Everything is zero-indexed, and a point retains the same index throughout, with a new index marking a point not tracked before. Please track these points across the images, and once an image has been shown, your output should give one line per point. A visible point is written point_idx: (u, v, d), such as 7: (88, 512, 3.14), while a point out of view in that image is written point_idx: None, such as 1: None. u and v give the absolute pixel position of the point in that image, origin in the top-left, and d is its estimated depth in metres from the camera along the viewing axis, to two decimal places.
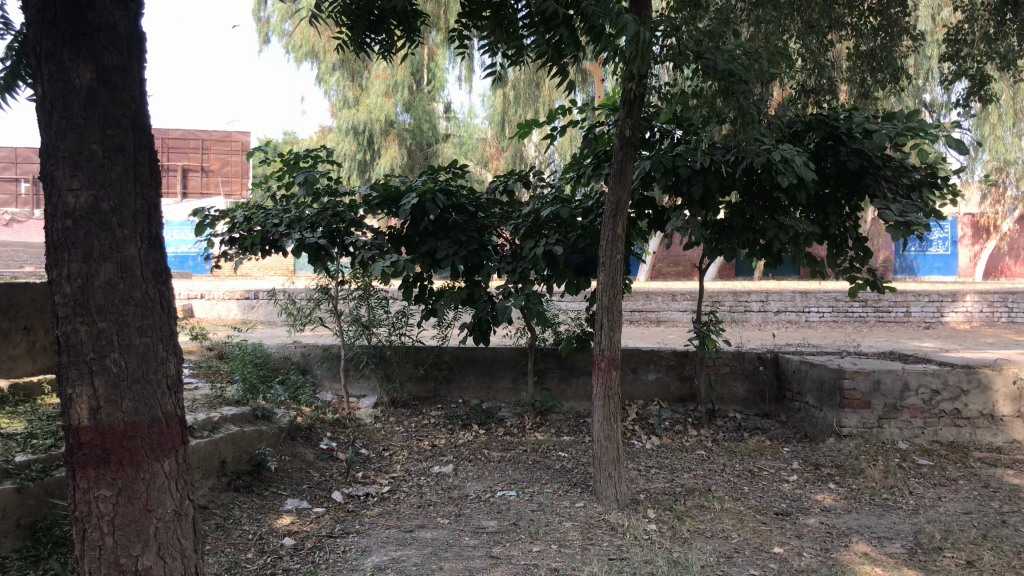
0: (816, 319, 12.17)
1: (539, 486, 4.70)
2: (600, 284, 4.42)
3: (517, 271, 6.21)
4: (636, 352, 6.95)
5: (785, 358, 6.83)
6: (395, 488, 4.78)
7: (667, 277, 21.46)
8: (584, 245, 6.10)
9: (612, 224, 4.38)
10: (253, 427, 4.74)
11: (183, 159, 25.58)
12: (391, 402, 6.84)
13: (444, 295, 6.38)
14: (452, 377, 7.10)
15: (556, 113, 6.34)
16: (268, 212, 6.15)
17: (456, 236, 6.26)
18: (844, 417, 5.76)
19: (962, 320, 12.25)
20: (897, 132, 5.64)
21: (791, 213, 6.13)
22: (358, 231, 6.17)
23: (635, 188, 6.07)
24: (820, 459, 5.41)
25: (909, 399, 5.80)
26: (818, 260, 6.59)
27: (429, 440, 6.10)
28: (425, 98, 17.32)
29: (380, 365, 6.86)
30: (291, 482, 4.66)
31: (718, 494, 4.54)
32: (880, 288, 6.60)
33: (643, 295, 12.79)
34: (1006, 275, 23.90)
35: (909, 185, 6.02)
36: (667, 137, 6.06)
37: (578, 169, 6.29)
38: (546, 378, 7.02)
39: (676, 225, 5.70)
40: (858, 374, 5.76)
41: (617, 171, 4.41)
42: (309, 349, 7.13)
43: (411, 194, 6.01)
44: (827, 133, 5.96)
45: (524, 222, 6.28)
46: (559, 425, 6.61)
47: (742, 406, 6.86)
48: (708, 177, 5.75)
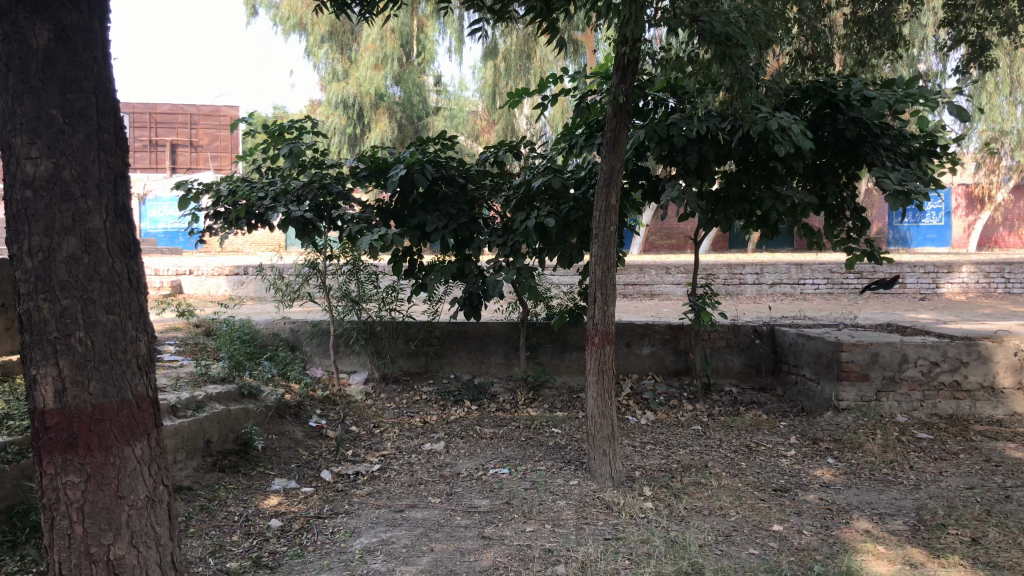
0: (811, 291, 12.09)
1: (532, 463, 4.61)
2: (594, 257, 4.28)
3: (508, 244, 6.07)
4: (630, 326, 6.85)
5: (781, 331, 6.73)
6: (386, 466, 4.68)
7: (661, 250, 21.38)
8: (577, 217, 5.96)
9: (605, 194, 4.24)
10: (239, 405, 4.62)
11: (171, 134, 25.27)
12: (381, 378, 6.72)
13: (435, 270, 6.26)
14: (443, 352, 7.00)
15: (548, 82, 6.18)
16: (252, 185, 6.00)
17: (445, 208, 6.13)
18: (841, 390, 5.68)
19: (958, 291, 12.16)
20: (896, 98, 5.50)
21: (787, 183, 6.00)
22: (345, 204, 6.03)
23: (628, 159, 5.94)
24: (818, 433, 5.32)
25: (908, 371, 5.71)
26: (815, 231, 6.48)
27: (420, 416, 6.00)
28: (416, 71, 16.96)
29: (370, 341, 6.73)
30: (279, 461, 4.55)
31: (715, 470, 4.45)
32: (878, 259, 6.50)
33: (637, 268, 12.67)
34: (1001, 246, 23.85)
35: (908, 154, 5.89)
36: (661, 106, 5.91)
37: (570, 139, 6.14)
38: (539, 353, 6.91)
39: (671, 195, 5.58)
40: (856, 347, 5.67)
41: (610, 139, 4.28)
42: (298, 325, 7.00)
43: (399, 165, 5.87)
44: (825, 101, 5.82)
45: (515, 194, 6.15)
46: (552, 401, 6.52)
47: (737, 380, 6.78)
48: (704, 146, 5.61)
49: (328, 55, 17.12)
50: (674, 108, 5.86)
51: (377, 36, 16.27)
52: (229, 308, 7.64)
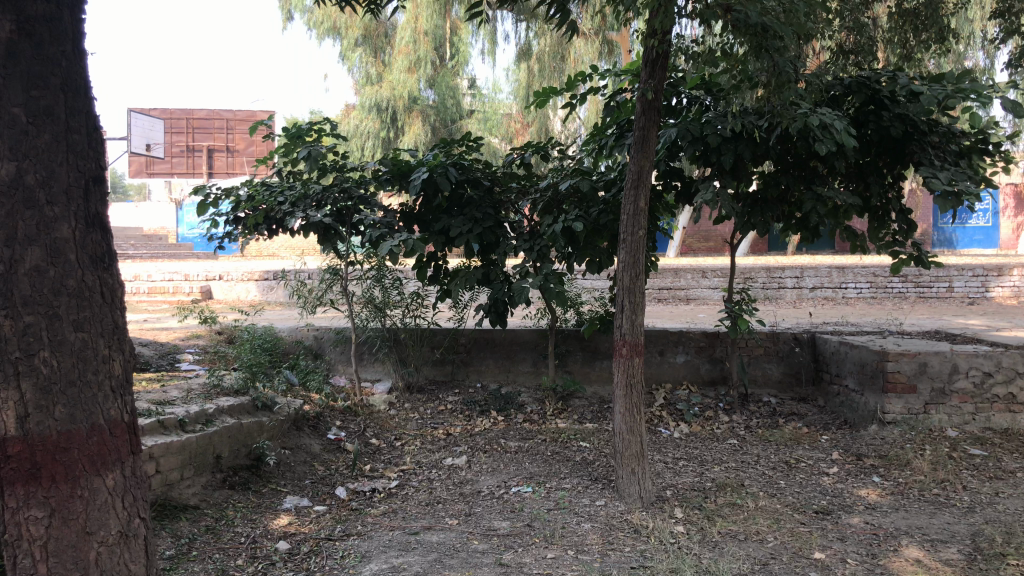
0: (854, 295, 11.69)
1: (558, 481, 4.37)
2: (622, 262, 4.04)
3: (535, 249, 5.84)
4: (663, 333, 6.59)
5: (822, 339, 6.43)
6: (404, 483, 4.49)
7: (699, 252, 21.02)
8: (607, 221, 5.72)
9: (633, 197, 4.00)
10: (252, 418, 4.47)
11: (208, 139, 25.37)
12: (406, 387, 6.53)
13: (460, 275, 6.05)
14: (470, 361, 6.80)
15: (576, 80, 5.95)
16: (272, 189, 5.84)
17: (471, 212, 5.92)
18: (887, 403, 5.36)
19: (1009, 295, 11.68)
20: (946, 93, 5.19)
21: (829, 183, 5.70)
22: (367, 208, 5.85)
23: (660, 159, 5.68)
24: (862, 449, 5.02)
25: (959, 382, 5.38)
26: (857, 234, 6.17)
27: (444, 428, 5.80)
28: (450, 73, 16.89)
29: (394, 348, 6.55)
30: (292, 477, 4.38)
31: (752, 490, 4.19)
32: (925, 263, 6.18)
33: (672, 272, 12.38)
34: None
35: (959, 152, 5.57)
36: (694, 104, 5.65)
37: (600, 140, 5.91)
38: (568, 361, 6.68)
39: (705, 197, 5.31)
40: (902, 356, 5.36)
41: (639, 139, 4.03)
42: (321, 332, 6.85)
43: (422, 168, 5.68)
44: (868, 97, 5.52)
45: (543, 197, 5.93)
46: (582, 411, 6.28)
47: (776, 390, 6.49)
48: (740, 145, 5.34)
49: (362, 59, 17.10)
50: (708, 106, 5.61)
51: (411, 39, 16.11)
52: (251, 316, 7.49)
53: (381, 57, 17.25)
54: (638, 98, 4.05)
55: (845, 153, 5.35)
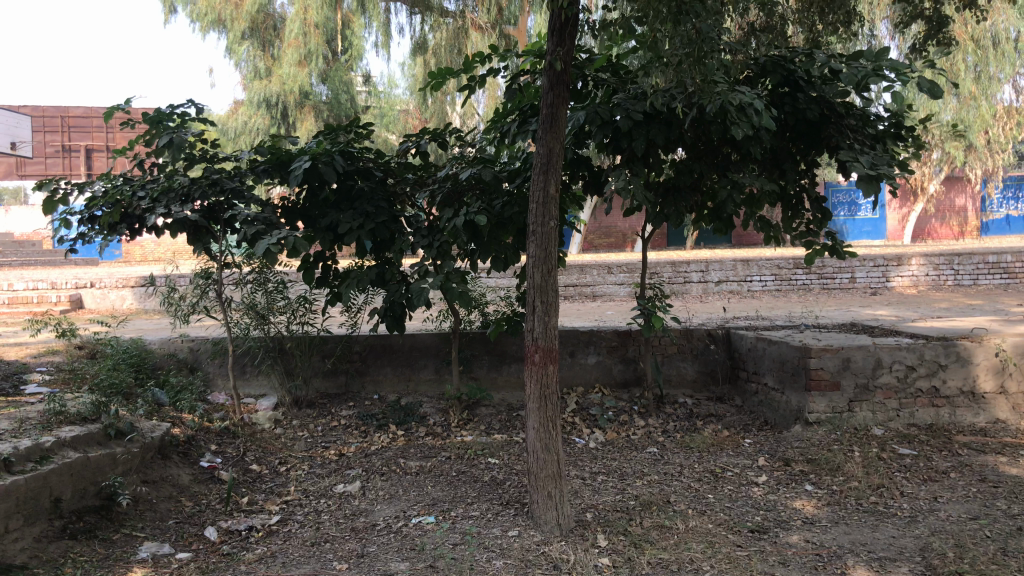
0: (759, 288, 11.62)
1: (464, 507, 3.86)
2: (531, 257, 3.57)
3: (435, 246, 5.28)
4: (573, 334, 6.18)
5: (737, 335, 6.14)
6: (287, 518, 3.90)
7: (600, 249, 20.87)
8: (512, 214, 5.25)
9: (543, 184, 3.53)
10: (102, 450, 3.75)
11: (85, 138, 23.76)
12: (293, 403, 5.90)
13: (350, 276, 5.46)
14: (366, 370, 6.23)
15: (474, 62, 5.44)
16: (131, 182, 5.12)
17: (361, 206, 5.34)
18: (810, 401, 5.08)
19: (907, 285, 11.82)
20: (864, 73, 4.85)
21: (744, 170, 5.38)
22: (242, 203, 5.20)
23: (567, 146, 5.23)
24: (787, 453, 4.70)
25: (883, 378, 5.13)
26: (771, 224, 5.90)
27: (336, 447, 5.21)
28: (343, 68, 15.82)
29: (280, 360, 5.92)
30: (152, 518, 3.71)
31: (680, 508, 3.78)
32: (840, 253, 5.95)
33: (577, 268, 12.05)
34: (933, 238, 23.98)
35: (875, 136, 5.33)
36: (602, 86, 5.23)
37: (501, 127, 5.45)
38: (473, 366, 6.19)
39: (618, 186, 4.89)
40: (825, 352, 5.08)
41: (547, 118, 3.56)
42: (197, 343, 6.17)
43: (303, 157, 5.06)
44: (783, 77, 5.22)
45: (442, 188, 5.40)
46: (489, 421, 5.79)
47: (691, 390, 6.15)
48: (652, 129, 4.95)
49: (250, 52, 16.20)
50: (617, 88, 5.19)
51: (300, 31, 15.04)
52: (118, 328, 6.72)
53: (270, 51, 16.37)
54: (546, 70, 3.59)
55: (762, 137, 5.02)
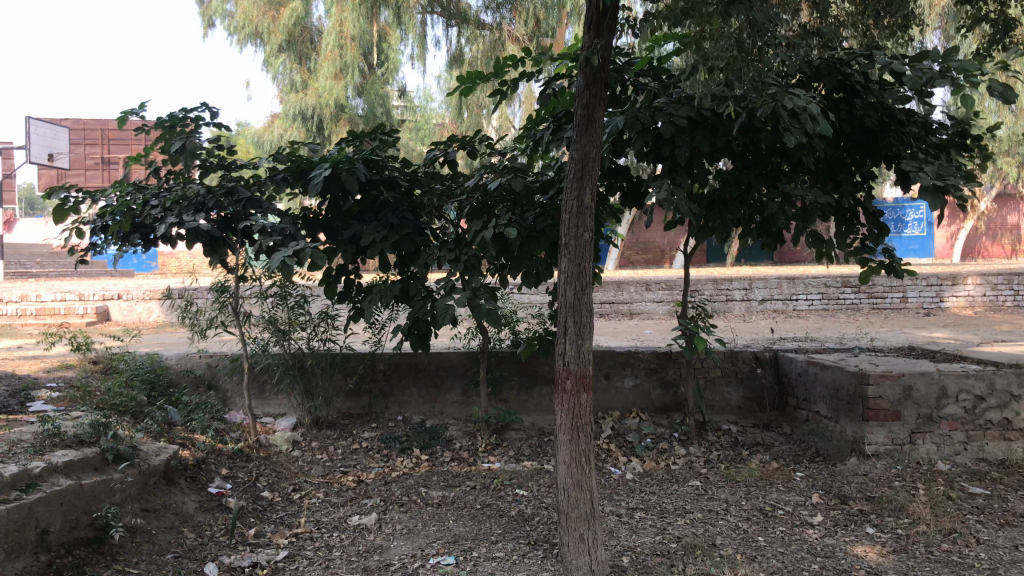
0: (805, 307, 11.17)
1: (488, 547, 3.52)
2: (563, 273, 3.24)
3: (462, 260, 4.91)
4: (609, 354, 5.84)
5: (786, 359, 5.75)
6: (295, 554, 3.59)
7: (637, 265, 20.47)
8: (545, 226, 4.92)
9: (577, 192, 3.20)
10: (98, 476, 3.47)
11: (124, 151, 23.92)
12: (314, 423, 5.62)
13: (373, 291, 5.16)
14: (390, 390, 5.92)
15: (506, 65, 5.13)
16: (145, 191, 4.88)
17: (385, 217, 5.06)
18: (868, 433, 4.67)
19: (963, 305, 11.27)
20: (929, 77, 4.41)
21: (795, 181, 4.99)
22: (259, 213, 4.93)
23: (605, 155, 4.90)
24: (844, 489, 4.29)
25: (948, 408, 4.70)
26: (823, 239, 5.51)
27: (355, 473, 4.90)
28: (380, 80, 15.65)
29: (300, 378, 5.64)
30: (148, 552, 3.41)
31: (727, 553, 3.39)
32: (898, 272, 5.55)
33: (614, 284, 11.68)
34: (983, 256, 23.23)
35: (938, 145, 4.91)
36: (642, 90, 4.90)
37: (533, 135, 5.14)
38: (502, 388, 5.86)
39: (658, 197, 4.53)
40: (884, 379, 4.67)
41: (582, 118, 3.24)
42: (216, 360, 5.92)
43: (323, 165, 4.78)
44: (838, 81, 4.84)
45: (471, 199, 5.09)
46: (519, 447, 5.44)
47: (735, 416, 5.76)
48: (696, 136, 4.59)
49: (286, 66, 16.09)
50: (658, 94, 4.85)
51: (337, 44, 14.61)
52: (129, 342, 6.46)
53: (307, 65, 16.27)
54: (581, 67, 3.27)
55: (815, 146, 4.63)
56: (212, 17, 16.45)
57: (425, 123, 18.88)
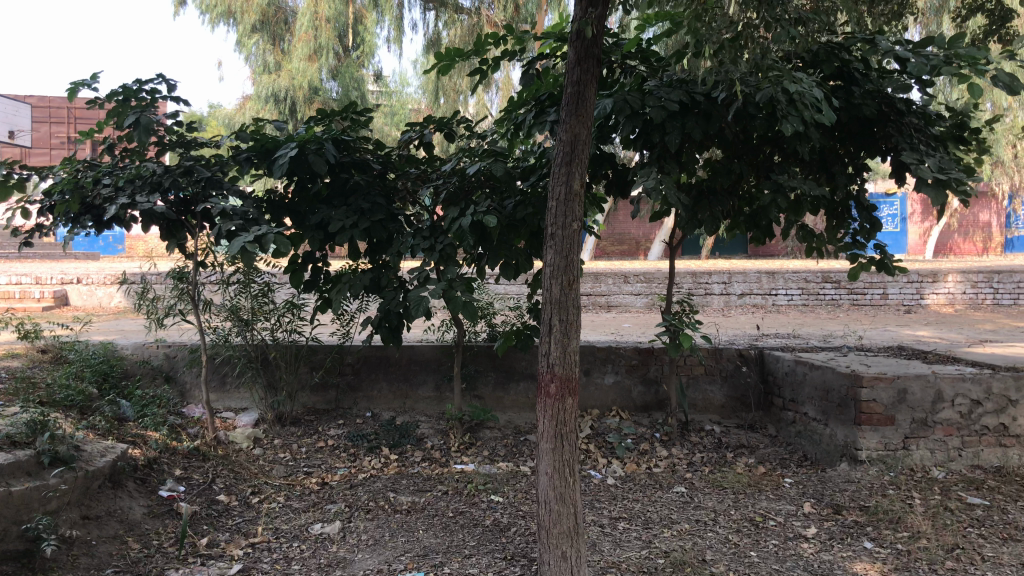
0: (785, 302, 11.04)
1: (461, 562, 3.25)
2: (548, 266, 2.98)
3: (436, 249, 4.62)
4: (589, 350, 5.59)
5: (772, 357, 5.54)
6: (251, 567, 3.29)
7: (612, 257, 20.28)
8: (525, 215, 4.64)
9: (565, 178, 2.94)
10: (32, 482, 3.16)
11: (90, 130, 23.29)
12: (277, 419, 5.31)
13: (341, 281, 4.85)
14: (359, 385, 5.63)
15: (486, 43, 4.83)
16: (96, 170, 4.53)
17: (356, 202, 4.75)
18: (860, 437, 4.46)
19: (943, 303, 11.16)
20: (934, 64, 4.16)
21: (788, 172, 4.75)
22: (220, 195, 4.59)
23: (590, 141, 4.62)
24: (836, 498, 4.08)
25: (943, 412, 4.50)
26: (814, 234, 5.29)
27: (319, 474, 4.61)
28: (354, 64, 15.22)
29: (263, 371, 5.33)
30: (86, 566, 3.11)
31: (718, 571, 3.15)
32: (890, 269, 5.34)
33: (591, 276, 11.45)
34: (956, 253, 23.30)
35: (937, 138, 4.68)
36: (630, 73, 4.63)
37: (514, 119, 4.86)
38: (477, 384, 5.59)
39: (647, 185, 4.25)
40: (878, 382, 4.46)
41: (572, 96, 2.98)
42: (174, 350, 5.59)
43: (290, 145, 4.46)
44: (836, 68, 4.59)
45: (448, 184, 4.79)
46: (493, 446, 5.18)
47: (719, 416, 5.54)
48: (688, 122, 4.33)
49: (260, 47, 15.67)
50: (647, 77, 4.59)
51: (311, 25, 14.37)
52: (79, 331, 6.07)
53: (280, 46, 15.84)
54: (572, 42, 3.02)
55: (811, 135, 4.39)
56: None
57: (400, 108, 18.50)
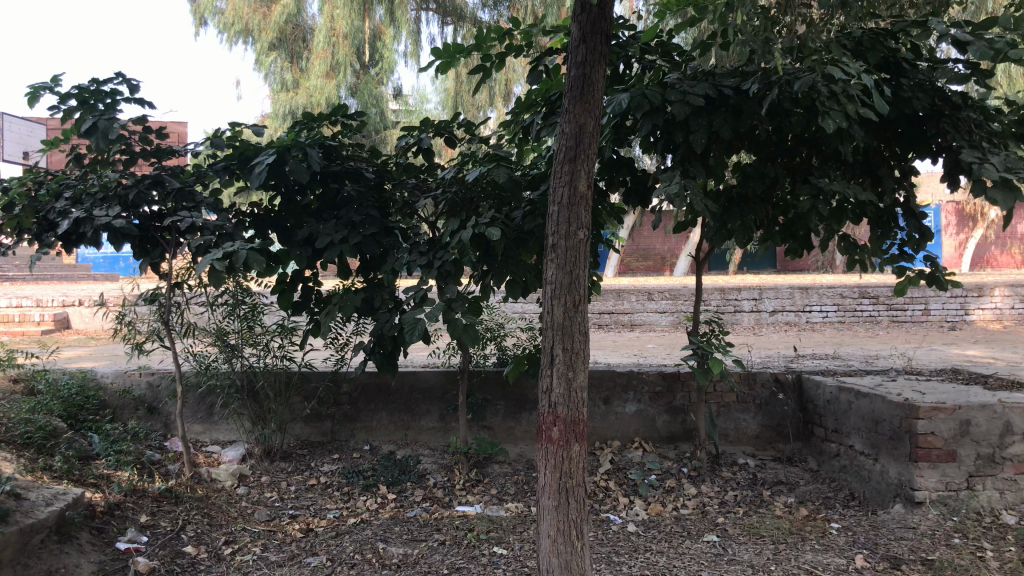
0: (819, 319, 10.47)
1: None
2: (550, 284, 2.55)
3: (435, 265, 4.13)
4: (609, 376, 5.08)
5: (811, 383, 5.00)
6: None
7: (638, 273, 19.74)
8: (533, 226, 4.14)
9: (568, 178, 2.50)
10: None
11: None
12: (265, 454, 4.83)
13: (331, 302, 4.37)
14: (356, 415, 5.15)
15: (489, 38, 4.35)
16: (58, 182, 4.09)
17: (346, 215, 4.28)
18: (918, 476, 3.90)
19: (990, 319, 10.54)
20: (1002, 47, 3.60)
21: (829, 175, 4.22)
22: (193, 208, 4.14)
23: (604, 143, 4.11)
24: (892, 550, 3.53)
25: (1014, 447, 3.95)
26: (857, 246, 4.74)
27: (306, 517, 4.12)
28: (372, 81, 14.52)
29: (250, 402, 4.86)
30: None
31: None
32: (943, 284, 4.78)
33: (613, 293, 10.91)
34: (994, 266, 22.51)
35: (998, 135, 4.13)
36: (650, 68, 4.13)
37: (521, 122, 4.38)
38: (486, 413, 5.10)
39: (670, 190, 3.74)
40: (937, 413, 3.92)
41: (576, 80, 2.55)
42: (158, 379, 5.07)
43: (268, 152, 4.03)
44: (883, 57, 4.06)
45: (447, 194, 4.32)
46: (503, 483, 4.67)
47: (753, 448, 5.01)
48: (714, 119, 3.82)
49: (278, 64, 15.20)
50: (668, 72, 4.09)
51: (327, 41, 13.86)
52: (52, 359, 5.58)
53: (301, 66, 15.27)
54: (577, 16, 2.59)
55: (855, 132, 3.86)
56: (201, 14, 15.57)
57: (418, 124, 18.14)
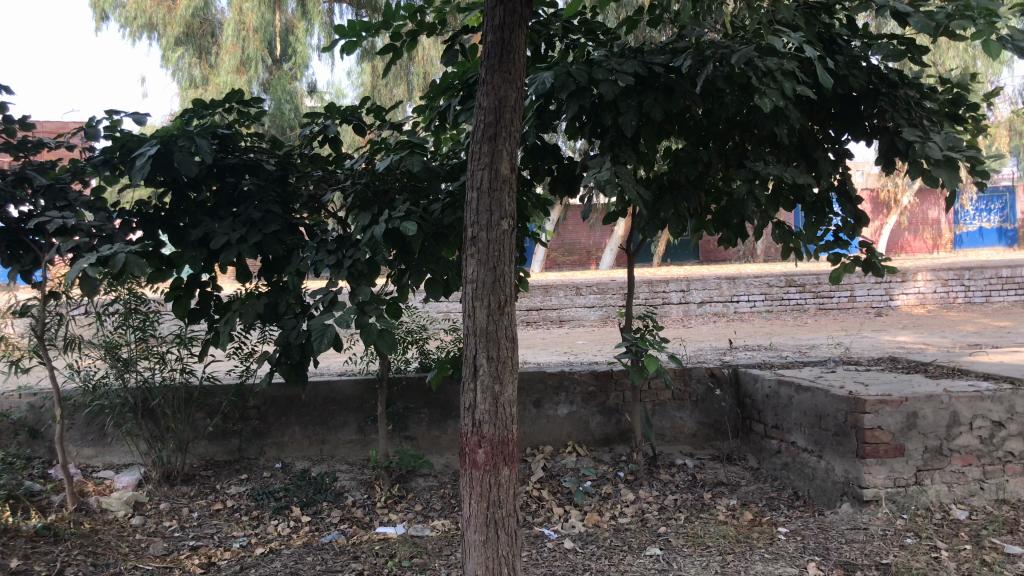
0: (747, 309, 10.40)
1: None
2: (472, 282, 2.25)
3: (345, 264, 3.75)
4: (539, 378, 4.77)
5: (748, 377, 4.79)
6: None
7: (564, 267, 19.56)
8: (453, 220, 3.80)
9: (489, 160, 2.20)
10: None
11: None
12: (164, 477, 4.37)
13: (231, 308, 3.94)
14: (266, 431, 4.72)
15: (399, 16, 3.98)
16: None
17: (244, 212, 3.87)
18: (866, 473, 3.70)
19: (912, 303, 10.65)
20: (941, 20, 3.41)
21: (763, 159, 3.99)
22: (67, 208, 3.66)
23: (527, 128, 3.79)
24: (845, 555, 3.31)
25: (961, 438, 3.79)
26: (792, 232, 4.54)
27: (208, 549, 3.70)
28: (286, 77, 13.68)
29: (146, 422, 4.39)
30: None
31: None
32: (879, 270, 4.62)
33: (541, 289, 10.61)
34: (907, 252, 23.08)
35: (934, 114, 3.96)
36: (574, 47, 3.83)
37: (437, 108, 4.03)
38: (408, 423, 4.74)
39: (601, 176, 3.45)
40: (883, 406, 3.72)
41: (494, 47, 2.25)
42: (41, 401, 4.56)
43: (151, 143, 3.59)
44: (817, 33, 3.84)
45: (357, 186, 3.94)
46: (428, 498, 4.31)
47: (690, 448, 4.78)
48: (644, 99, 3.54)
49: (185, 61, 14.37)
50: (593, 50, 3.79)
51: (237, 35, 13.18)
52: None
53: (208, 60, 14.50)
54: None
55: (792, 112, 3.63)
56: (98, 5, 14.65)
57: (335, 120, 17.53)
